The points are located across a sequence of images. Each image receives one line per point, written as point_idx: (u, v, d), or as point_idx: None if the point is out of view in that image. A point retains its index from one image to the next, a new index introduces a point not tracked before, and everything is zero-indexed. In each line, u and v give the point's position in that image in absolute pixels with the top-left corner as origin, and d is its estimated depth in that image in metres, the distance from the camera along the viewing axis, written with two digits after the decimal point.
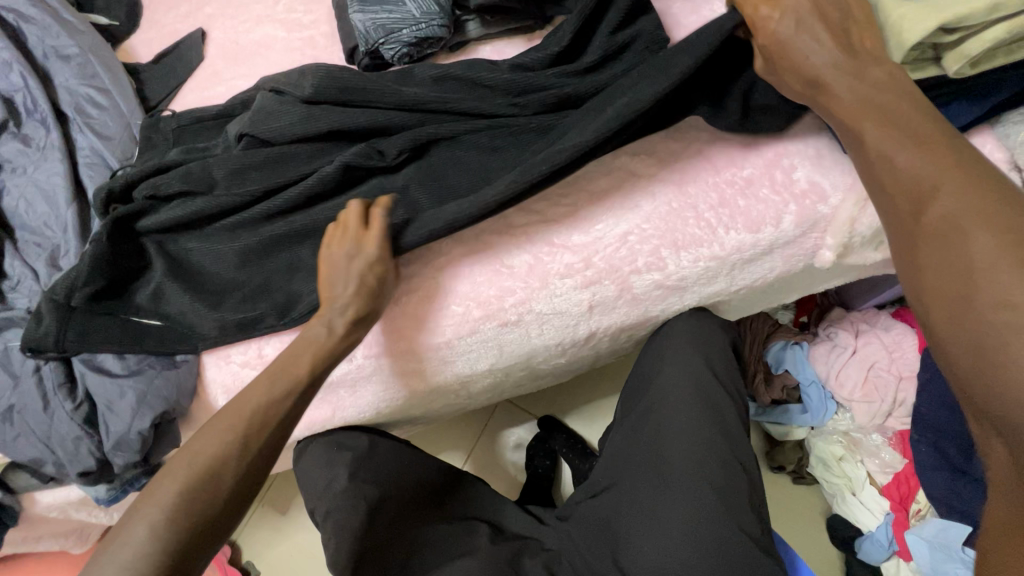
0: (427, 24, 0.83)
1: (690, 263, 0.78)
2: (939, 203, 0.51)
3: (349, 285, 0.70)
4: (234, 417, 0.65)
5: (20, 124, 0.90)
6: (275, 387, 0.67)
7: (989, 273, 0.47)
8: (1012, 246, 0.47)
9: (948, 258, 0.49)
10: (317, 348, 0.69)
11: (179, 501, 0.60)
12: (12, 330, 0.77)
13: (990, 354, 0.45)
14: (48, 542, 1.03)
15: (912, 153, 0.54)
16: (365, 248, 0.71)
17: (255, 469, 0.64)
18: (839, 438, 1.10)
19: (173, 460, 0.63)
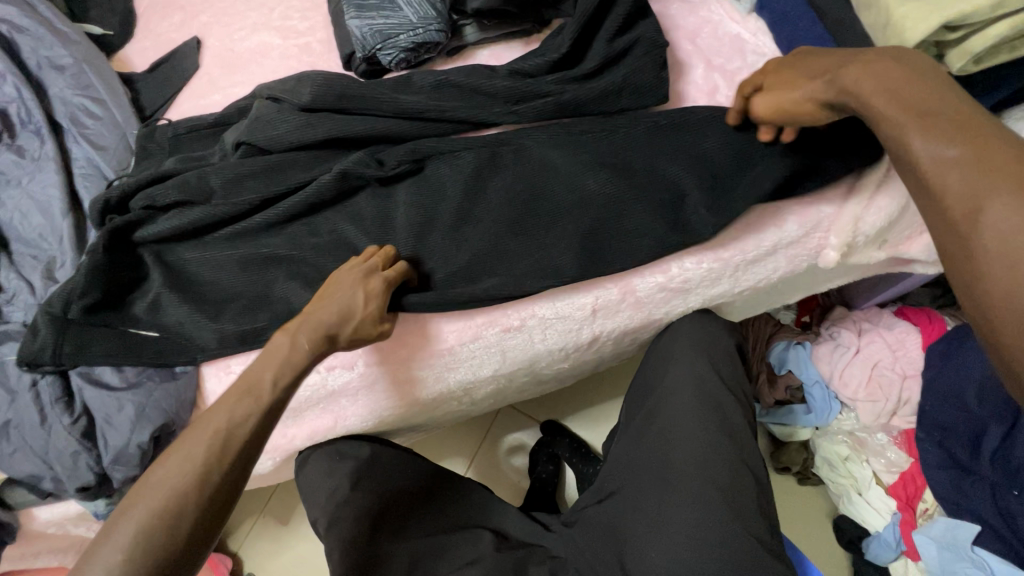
0: (424, 29, 0.83)
1: (693, 266, 0.78)
2: (997, 205, 0.43)
3: (331, 306, 0.65)
4: (189, 449, 0.53)
5: (15, 135, 0.89)
6: (250, 403, 0.58)
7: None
8: None
9: (1019, 264, 0.41)
10: (288, 355, 0.62)
11: (144, 538, 0.49)
12: (8, 344, 0.76)
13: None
14: (46, 558, 1.01)
15: (955, 151, 0.47)
16: (372, 282, 0.68)
17: (228, 498, 0.54)
18: (844, 438, 1.09)
19: (131, 493, 0.52)
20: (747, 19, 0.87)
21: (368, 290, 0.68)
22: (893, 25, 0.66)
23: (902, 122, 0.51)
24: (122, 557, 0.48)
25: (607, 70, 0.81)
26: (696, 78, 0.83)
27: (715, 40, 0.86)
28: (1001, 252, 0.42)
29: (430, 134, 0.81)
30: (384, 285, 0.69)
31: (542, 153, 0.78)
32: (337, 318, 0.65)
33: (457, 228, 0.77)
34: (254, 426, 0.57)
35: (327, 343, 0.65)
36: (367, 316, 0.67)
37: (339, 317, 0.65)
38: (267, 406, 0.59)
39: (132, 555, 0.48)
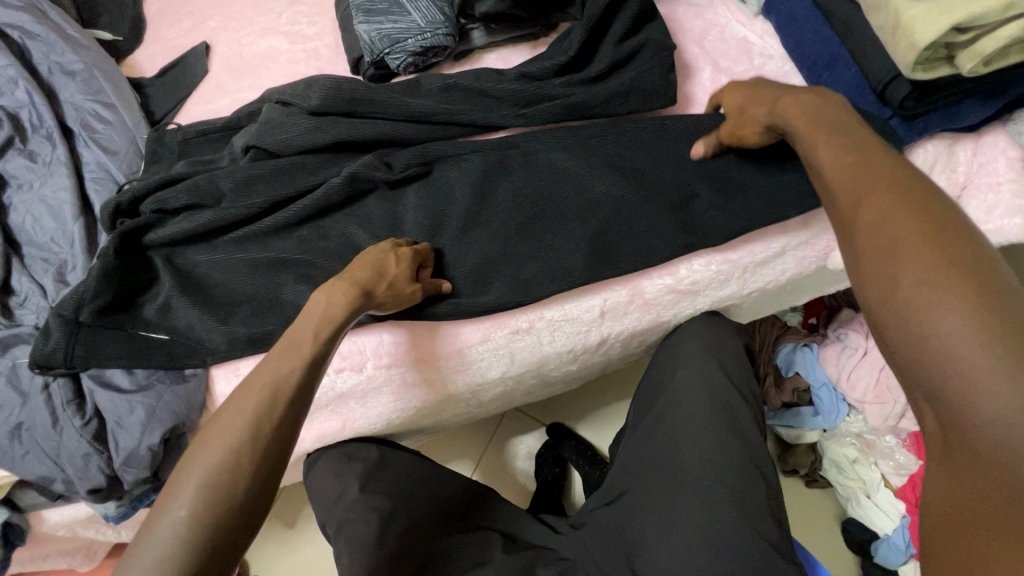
0: (432, 33, 0.84)
1: (702, 267, 0.78)
2: (864, 197, 0.49)
3: (361, 265, 0.67)
4: (251, 396, 0.54)
5: (26, 140, 0.90)
6: (293, 357, 0.57)
7: (909, 251, 0.44)
8: (931, 235, 0.44)
9: (878, 240, 0.46)
10: (325, 313, 0.61)
11: (205, 495, 0.48)
12: (20, 346, 0.76)
13: (918, 342, 0.41)
14: (55, 561, 1.01)
15: (836, 157, 0.53)
16: (403, 251, 0.70)
17: (279, 454, 0.53)
18: (852, 440, 1.09)
19: (187, 454, 0.51)
20: (753, 21, 0.87)
21: (399, 253, 0.70)
22: (902, 27, 0.64)
23: (806, 130, 0.57)
24: (187, 512, 0.47)
25: (615, 73, 0.82)
26: (703, 80, 0.83)
27: (721, 43, 0.86)
28: (866, 231, 0.47)
29: (438, 137, 0.81)
30: (413, 253, 0.71)
31: (551, 156, 0.78)
32: (367, 273, 0.66)
33: (465, 231, 0.78)
34: (300, 380, 0.56)
35: (364, 298, 0.64)
36: (397, 274, 0.68)
37: (370, 273, 0.66)
38: (310, 359, 0.58)
39: (195, 512, 0.47)
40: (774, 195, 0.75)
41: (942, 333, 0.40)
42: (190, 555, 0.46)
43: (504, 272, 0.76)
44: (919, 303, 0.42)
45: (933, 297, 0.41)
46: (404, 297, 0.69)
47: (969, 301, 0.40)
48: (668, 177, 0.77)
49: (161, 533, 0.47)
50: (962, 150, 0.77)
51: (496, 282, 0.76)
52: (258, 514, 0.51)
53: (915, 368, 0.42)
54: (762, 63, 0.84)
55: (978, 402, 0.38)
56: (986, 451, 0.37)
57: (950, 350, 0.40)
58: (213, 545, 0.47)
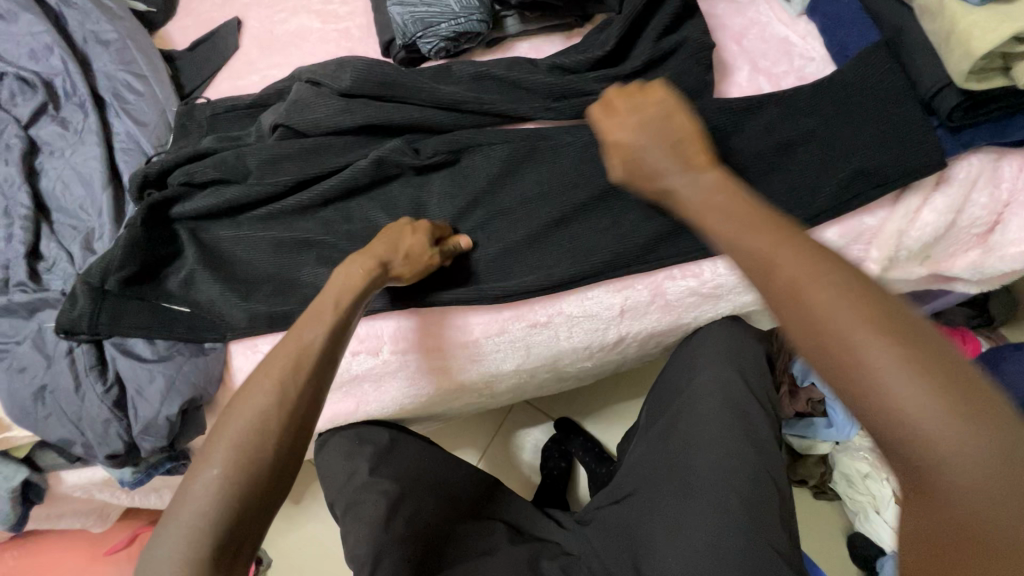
0: (466, 19, 0.82)
1: (726, 272, 0.76)
2: (781, 260, 0.43)
3: (379, 242, 0.67)
4: (275, 364, 0.53)
5: (59, 107, 0.91)
6: (317, 326, 0.57)
7: (839, 318, 0.40)
8: (850, 295, 0.41)
9: (805, 309, 0.41)
10: (351, 285, 0.61)
11: (236, 455, 0.48)
12: (47, 311, 0.77)
13: (880, 407, 0.38)
14: (70, 520, 1.04)
15: (737, 225, 0.47)
16: (417, 223, 0.71)
17: (306, 420, 0.53)
18: (866, 455, 1.06)
19: (217, 420, 0.51)
20: (797, 21, 0.84)
21: (413, 227, 0.70)
22: (959, 32, 0.63)
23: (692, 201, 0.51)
24: (219, 473, 0.47)
25: (652, 70, 0.80)
26: (740, 79, 0.80)
27: (762, 41, 0.83)
28: (792, 294, 0.42)
29: (467, 126, 0.81)
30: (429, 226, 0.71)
31: (578, 152, 0.77)
32: (383, 252, 0.66)
33: (488, 221, 0.78)
34: (323, 350, 0.56)
35: (380, 276, 0.64)
36: (411, 245, 0.68)
37: (390, 250, 0.66)
38: (333, 328, 0.57)
39: (228, 473, 0.47)
40: (804, 196, 0.73)
41: (890, 393, 0.37)
42: (223, 518, 0.46)
43: (527, 267, 0.76)
44: (866, 365, 0.38)
45: (876, 355, 0.38)
46: (416, 268, 0.68)
47: (910, 355, 0.38)
48: None
49: (194, 495, 0.47)
50: (1010, 165, 0.71)
51: (519, 276, 0.76)
52: (284, 478, 0.51)
53: (872, 426, 0.39)
54: (802, 64, 0.80)
55: (946, 451, 0.36)
56: (951, 496, 0.37)
57: (909, 414, 0.37)
58: (244, 508, 0.48)
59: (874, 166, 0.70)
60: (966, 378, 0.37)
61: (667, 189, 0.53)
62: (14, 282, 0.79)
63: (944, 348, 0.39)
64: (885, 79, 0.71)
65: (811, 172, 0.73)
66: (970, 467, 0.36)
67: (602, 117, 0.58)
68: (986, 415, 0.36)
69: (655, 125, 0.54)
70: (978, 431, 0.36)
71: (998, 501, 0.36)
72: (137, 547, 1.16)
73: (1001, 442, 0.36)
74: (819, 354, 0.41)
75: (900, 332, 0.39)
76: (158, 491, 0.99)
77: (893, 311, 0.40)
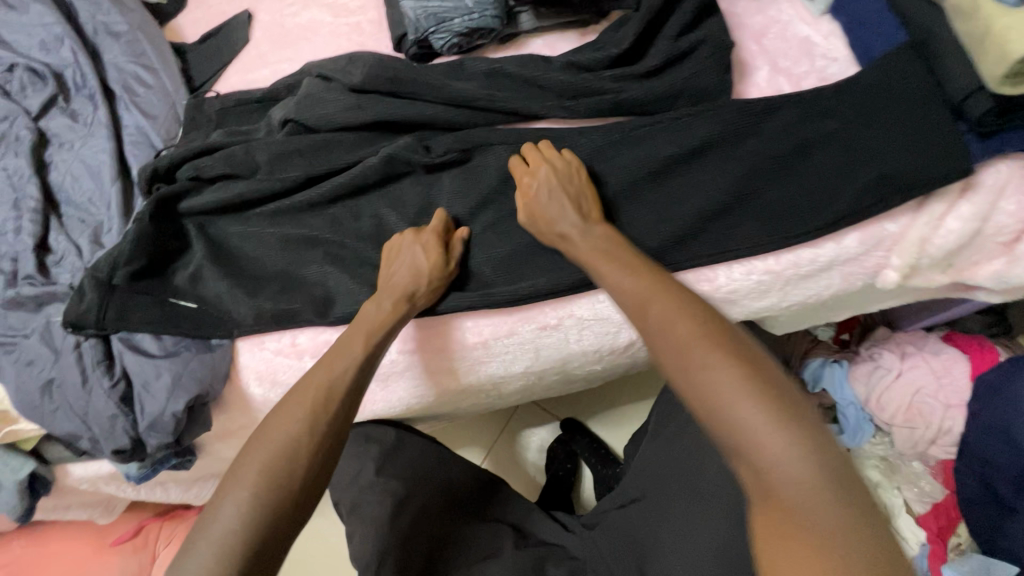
0: (480, 13, 0.81)
1: (742, 276, 0.74)
2: (653, 304, 0.58)
3: (401, 270, 0.71)
4: (307, 393, 0.60)
5: (69, 99, 0.91)
6: (347, 359, 0.64)
7: (689, 345, 0.53)
8: (703, 330, 0.54)
9: (667, 338, 0.55)
10: (378, 322, 0.68)
11: (268, 477, 0.54)
12: (55, 305, 0.77)
13: (719, 411, 0.50)
14: (76, 512, 1.04)
15: (628, 278, 0.62)
16: (424, 237, 0.72)
17: (332, 448, 0.59)
18: (877, 463, 1.06)
19: (249, 445, 0.57)
20: (819, 21, 0.82)
21: (426, 242, 0.72)
22: (994, 35, 0.61)
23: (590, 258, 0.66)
24: (248, 494, 0.53)
25: (669, 69, 0.78)
26: (760, 80, 0.79)
27: (783, 40, 0.81)
28: (656, 328, 0.56)
29: (480, 124, 0.79)
30: (438, 234, 0.73)
31: (591, 153, 0.76)
32: (405, 282, 0.70)
33: (499, 222, 0.77)
34: (352, 380, 0.63)
35: (405, 308, 0.70)
36: (430, 266, 0.71)
37: (410, 279, 0.70)
38: (362, 363, 0.65)
39: (256, 493, 0.53)
40: (824, 201, 0.71)
41: (726, 400, 0.49)
42: (251, 536, 0.52)
43: (539, 268, 0.75)
44: (708, 380, 0.51)
45: (717, 372, 0.51)
46: (433, 286, 0.71)
47: (741, 373, 0.50)
48: (710, 184, 0.73)
49: (227, 511, 0.52)
50: None
51: (531, 277, 0.75)
52: (308, 503, 0.56)
53: (722, 438, 0.50)
54: (825, 64, 0.78)
55: (767, 446, 0.47)
56: (780, 488, 0.46)
57: (740, 416, 0.48)
58: (272, 527, 0.53)
59: (894, 172, 0.69)
60: (783, 392, 0.50)
61: (562, 233, 0.69)
62: (22, 275, 0.78)
63: (772, 372, 0.51)
64: (912, 80, 0.69)
65: (828, 178, 0.71)
66: (785, 458, 0.46)
67: (518, 167, 0.74)
68: (796, 418, 0.48)
69: (561, 182, 0.70)
70: (790, 429, 0.47)
71: (811, 488, 0.45)
72: (142, 539, 1.17)
73: (809, 439, 0.47)
74: (679, 374, 0.53)
75: (738, 356, 0.52)
76: (164, 485, 0.99)
77: (734, 342, 0.53)
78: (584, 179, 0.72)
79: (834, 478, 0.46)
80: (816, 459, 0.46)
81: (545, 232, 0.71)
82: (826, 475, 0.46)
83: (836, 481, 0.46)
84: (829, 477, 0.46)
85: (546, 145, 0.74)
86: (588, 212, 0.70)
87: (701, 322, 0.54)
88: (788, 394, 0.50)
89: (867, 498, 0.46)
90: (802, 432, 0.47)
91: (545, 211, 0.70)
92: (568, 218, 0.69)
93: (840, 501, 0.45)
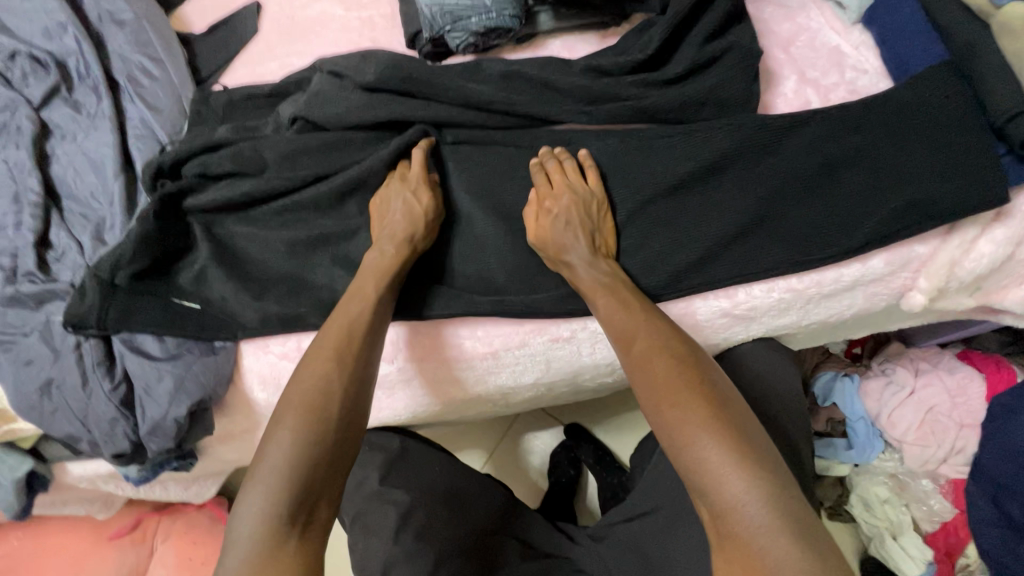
0: (497, 13, 0.78)
1: (763, 294, 0.72)
2: (637, 337, 0.62)
3: (396, 217, 0.71)
4: (334, 337, 0.62)
5: (72, 89, 0.88)
6: (361, 302, 0.66)
7: (664, 381, 0.57)
8: (679, 368, 0.58)
9: (646, 373, 0.59)
10: (384, 269, 0.68)
11: (309, 408, 0.56)
12: (55, 303, 0.75)
13: (686, 449, 0.53)
14: (73, 508, 1.03)
15: (616, 310, 0.64)
16: (411, 179, 0.72)
17: (360, 383, 0.61)
18: (885, 479, 1.02)
19: (284, 392, 0.59)
20: (850, 30, 0.79)
21: (412, 182, 0.72)
22: None
23: (589, 288, 0.67)
24: (292, 429, 0.55)
25: (694, 77, 0.76)
26: (787, 90, 0.76)
27: (811, 50, 0.79)
28: (637, 360, 0.60)
29: (495, 128, 0.77)
30: (420, 171, 0.73)
31: (610, 162, 0.73)
32: (403, 227, 0.70)
33: (514, 229, 0.75)
34: (369, 320, 0.65)
35: (410, 253, 0.70)
36: (424, 208, 0.71)
37: (409, 224, 0.70)
38: (375, 303, 0.66)
39: (297, 430, 0.55)
40: (851, 222, 0.69)
41: (694, 439, 0.53)
42: (301, 468, 0.53)
43: (554, 280, 0.74)
44: (677, 418, 0.55)
45: (686, 410, 0.55)
46: (430, 224, 0.72)
47: (709, 414, 0.54)
48: (733, 198, 0.71)
49: (277, 445, 0.55)
50: None
51: (545, 290, 0.74)
52: (347, 430, 0.58)
53: (690, 474, 0.53)
54: (854, 76, 0.76)
55: (728, 487, 0.50)
56: (740, 529, 0.49)
57: (705, 456, 0.52)
58: (320, 455, 0.55)
59: (924, 193, 0.67)
60: (749, 436, 0.53)
61: (570, 263, 0.68)
62: (22, 272, 0.76)
63: (741, 417, 0.55)
64: (945, 105, 0.68)
65: (855, 198, 0.70)
66: (747, 500, 0.49)
67: (541, 186, 0.71)
68: (760, 464, 0.51)
69: (581, 211, 0.69)
70: (752, 473, 0.50)
71: (769, 532, 0.48)
72: (141, 533, 1.15)
73: (772, 485, 0.50)
74: (654, 414, 0.56)
75: (709, 398, 0.55)
76: (163, 484, 0.98)
77: (709, 386, 0.57)
78: (601, 209, 0.71)
79: (795, 524, 0.48)
80: (778, 505, 0.49)
81: (554, 258, 0.69)
82: (787, 520, 0.48)
83: (795, 526, 0.48)
84: (789, 521, 0.48)
85: (571, 166, 0.71)
86: (599, 245, 0.70)
87: (680, 366, 0.58)
88: (755, 439, 0.53)
89: (825, 544, 0.48)
90: (765, 478, 0.50)
91: (561, 237, 0.68)
92: (583, 255, 0.68)
93: (797, 546, 0.47)
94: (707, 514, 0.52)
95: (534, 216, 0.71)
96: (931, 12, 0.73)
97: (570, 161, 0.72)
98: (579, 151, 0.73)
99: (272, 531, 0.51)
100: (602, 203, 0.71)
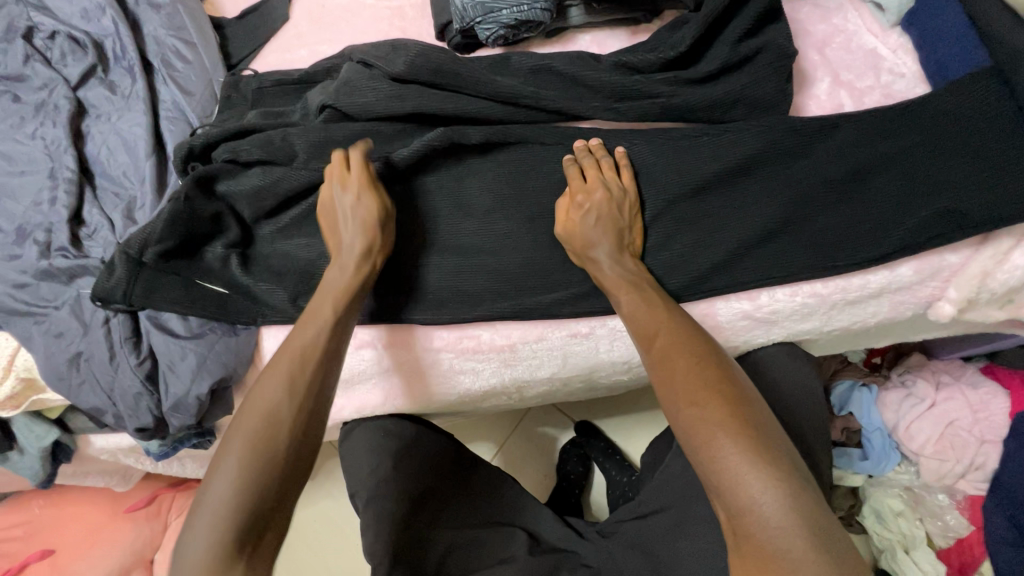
0: (529, 6, 0.78)
1: (787, 298, 0.71)
2: (659, 333, 0.62)
3: (352, 234, 0.68)
4: (288, 360, 0.61)
5: (108, 70, 0.90)
6: (315, 322, 0.64)
7: (684, 378, 0.57)
8: (699, 365, 0.58)
9: (667, 369, 0.59)
10: (338, 289, 0.66)
11: (252, 441, 0.56)
12: (87, 278, 0.77)
13: (703, 447, 0.53)
14: (93, 479, 1.05)
15: (637, 306, 0.64)
16: (362, 194, 0.69)
17: (313, 413, 0.59)
18: (900, 492, 1.01)
19: (236, 417, 0.58)
20: (888, 33, 0.78)
21: (374, 199, 0.69)
22: None
23: (613, 285, 0.67)
24: (236, 460, 0.55)
25: (726, 75, 0.75)
26: (819, 93, 0.75)
27: (847, 52, 0.78)
28: (659, 357, 0.60)
29: (520, 122, 0.77)
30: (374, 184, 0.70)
31: (637, 158, 0.72)
32: (362, 242, 0.68)
33: (535, 222, 0.75)
34: (322, 342, 0.62)
35: (369, 269, 0.68)
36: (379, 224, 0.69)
37: (364, 236, 0.68)
38: (330, 324, 0.64)
39: (244, 459, 0.55)
40: (880, 230, 0.68)
41: (713, 436, 0.53)
42: (239, 504, 0.53)
43: (575, 276, 0.74)
44: (696, 416, 0.54)
45: (705, 407, 0.54)
46: (387, 233, 0.70)
47: (728, 411, 0.54)
48: (759, 202, 0.71)
49: (218, 478, 0.54)
50: None
51: (566, 285, 0.74)
52: (297, 465, 0.57)
53: (708, 474, 0.52)
54: (890, 80, 0.75)
55: (746, 485, 0.50)
56: (757, 530, 0.48)
57: (723, 454, 0.52)
58: (274, 485, 0.55)
59: (955, 201, 0.66)
60: (766, 436, 0.53)
61: (595, 257, 0.68)
62: (55, 246, 0.78)
63: (760, 417, 0.54)
64: (983, 114, 0.67)
65: (885, 207, 0.68)
66: (762, 501, 0.49)
67: (573, 180, 0.70)
68: (776, 464, 0.51)
69: (611, 212, 0.68)
70: (770, 474, 0.50)
71: (784, 532, 0.47)
72: (155, 507, 1.18)
73: (789, 485, 0.50)
74: (674, 414, 0.56)
75: (730, 395, 0.55)
76: (180, 461, 1.00)
77: (729, 384, 0.57)
78: (633, 210, 0.70)
79: (813, 525, 0.48)
80: (796, 506, 0.48)
81: (577, 251, 0.69)
82: (806, 521, 0.48)
83: (810, 526, 0.48)
84: (807, 523, 0.48)
85: (607, 164, 0.71)
86: (626, 244, 0.69)
87: (702, 367, 0.58)
88: (772, 439, 0.53)
89: (841, 547, 0.48)
90: (782, 478, 0.50)
91: (591, 232, 0.68)
92: (609, 254, 0.67)
93: (812, 545, 0.47)
94: (724, 514, 0.52)
95: (563, 208, 0.71)
96: (974, 17, 0.71)
97: (606, 158, 0.71)
98: (616, 148, 0.72)
99: (220, 563, 0.51)
100: (631, 200, 0.70)
